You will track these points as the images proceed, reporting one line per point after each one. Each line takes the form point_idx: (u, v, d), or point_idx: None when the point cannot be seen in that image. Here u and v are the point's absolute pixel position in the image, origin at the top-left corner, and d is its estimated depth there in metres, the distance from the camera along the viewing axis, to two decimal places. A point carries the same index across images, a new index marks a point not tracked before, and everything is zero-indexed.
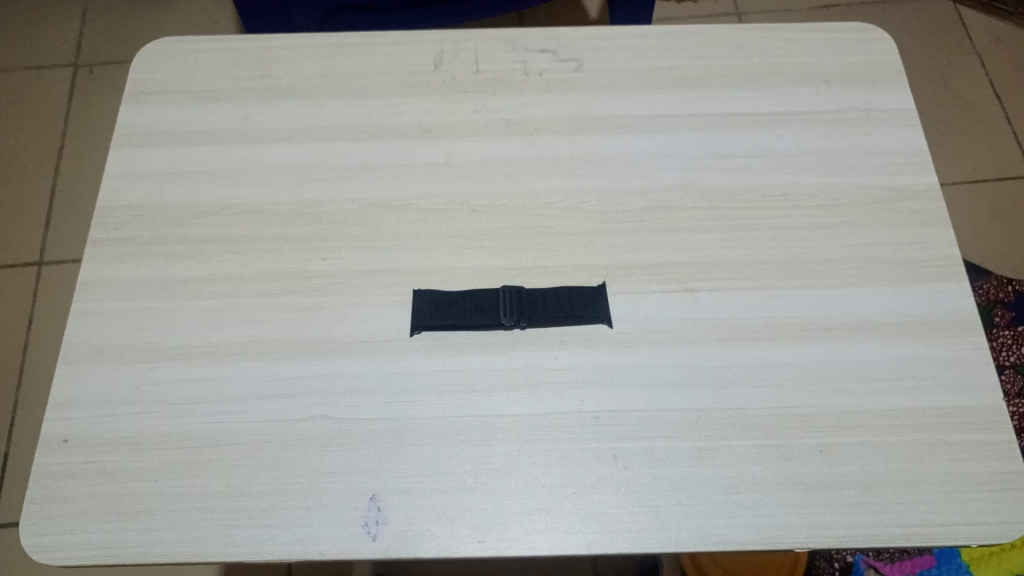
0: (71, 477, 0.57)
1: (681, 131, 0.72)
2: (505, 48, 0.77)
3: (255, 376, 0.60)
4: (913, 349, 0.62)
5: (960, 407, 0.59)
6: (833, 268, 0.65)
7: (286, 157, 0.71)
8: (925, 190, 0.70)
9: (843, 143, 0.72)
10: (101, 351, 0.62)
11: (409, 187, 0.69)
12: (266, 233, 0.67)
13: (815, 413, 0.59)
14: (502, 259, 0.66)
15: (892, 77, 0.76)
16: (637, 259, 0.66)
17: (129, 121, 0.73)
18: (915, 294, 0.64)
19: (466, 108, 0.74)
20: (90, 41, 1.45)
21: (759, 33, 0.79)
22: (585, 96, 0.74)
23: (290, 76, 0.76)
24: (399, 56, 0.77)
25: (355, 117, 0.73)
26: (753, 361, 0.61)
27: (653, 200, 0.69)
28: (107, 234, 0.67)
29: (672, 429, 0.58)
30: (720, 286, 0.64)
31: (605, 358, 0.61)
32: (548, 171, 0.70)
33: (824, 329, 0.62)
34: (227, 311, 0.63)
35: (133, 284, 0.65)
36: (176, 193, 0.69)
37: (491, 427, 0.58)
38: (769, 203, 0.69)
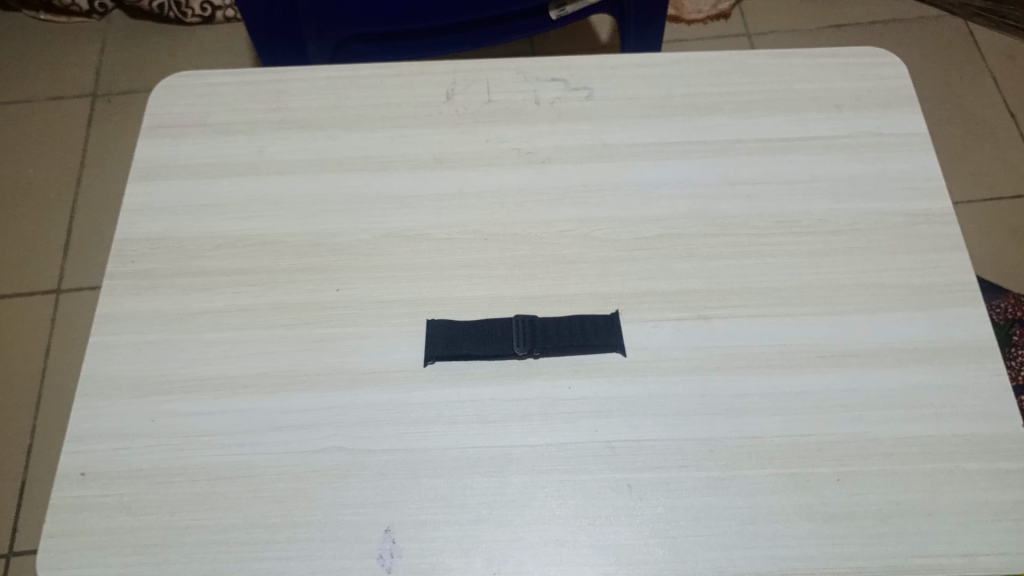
0: (88, 510, 0.57)
1: (693, 158, 0.72)
2: (516, 77, 0.78)
3: (270, 408, 0.61)
4: (930, 377, 0.61)
5: (980, 435, 0.59)
6: (848, 294, 0.65)
7: (300, 189, 0.72)
8: (939, 214, 0.69)
9: (855, 169, 0.72)
10: (118, 383, 0.62)
11: (423, 217, 0.70)
12: (281, 264, 0.68)
13: (833, 442, 0.58)
14: (515, 288, 0.66)
15: (903, 102, 0.76)
16: (650, 287, 0.66)
17: (145, 155, 0.74)
18: (932, 320, 0.64)
19: (477, 138, 0.74)
20: (109, 72, 1.48)
21: (770, 59, 0.79)
22: (596, 125, 0.75)
23: (303, 108, 0.77)
24: (411, 87, 0.78)
25: (368, 149, 0.74)
26: (769, 390, 0.61)
27: (666, 227, 0.69)
28: (124, 267, 0.68)
29: (688, 459, 0.58)
30: (734, 314, 0.64)
31: (619, 388, 0.61)
32: (559, 200, 0.71)
33: (840, 356, 0.62)
34: (243, 343, 0.64)
35: (150, 317, 0.66)
36: (193, 226, 0.70)
37: (505, 458, 0.58)
38: (782, 230, 0.68)
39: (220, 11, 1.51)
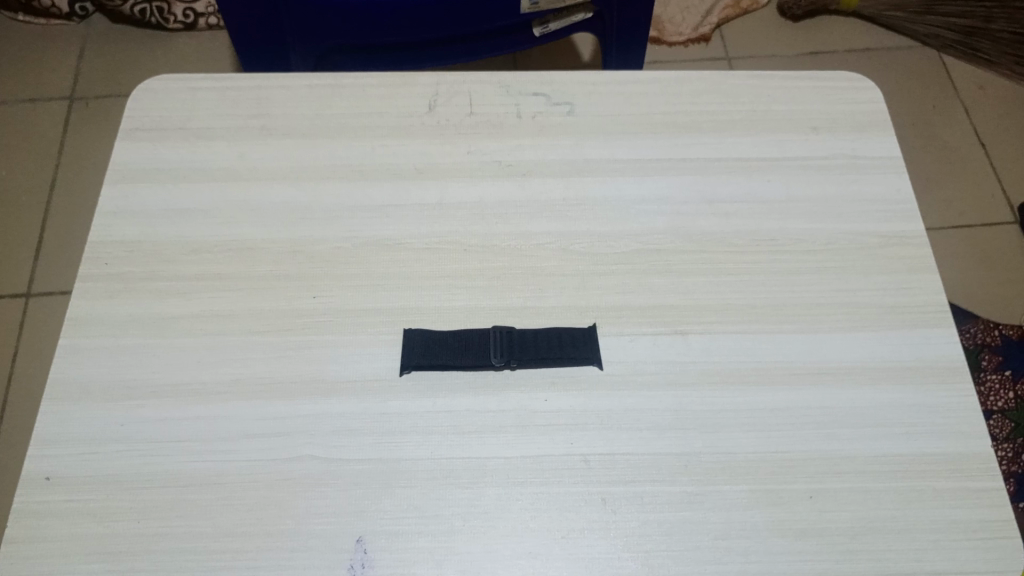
0: (53, 516, 0.56)
1: (673, 175, 0.73)
2: (498, 91, 0.78)
3: (243, 415, 0.60)
4: (902, 396, 0.62)
5: (949, 454, 0.59)
6: (822, 313, 0.66)
7: (279, 196, 0.71)
8: (911, 236, 0.70)
9: (830, 190, 0.73)
10: (88, 388, 0.61)
11: (403, 227, 0.70)
12: (258, 271, 0.67)
13: (806, 459, 0.59)
14: (494, 299, 0.66)
15: (878, 125, 0.77)
16: (628, 301, 0.66)
17: (123, 157, 0.74)
18: (904, 339, 0.64)
19: (459, 150, 0.74)
20: (88, 75, 1.46)
21: (749, 79, 0.80)
22: (577, 141, 0.75)
23: (285, 115, 0.76)
24: (394, 97, 0.78)
25: (350, 158, 0.74)
26: (743, 406, 0.61)
27: (645, 243, 0.69)
28: (98, 270, 0.67)
29: (663, 473, 0.58)
30: (711, 329, 0.65)
31: (595, 401, 0.61)
32: (540, 213, 0.71)
33: (814, 374, 0.63)
34: (218, 349, 0.63)
35: (123, 321, 0.65)
36: (170, 230, 0.69)
37: (480, 470, 0.58)
38: (758, 247, 0.69)
39: (204, 18, 1.51)
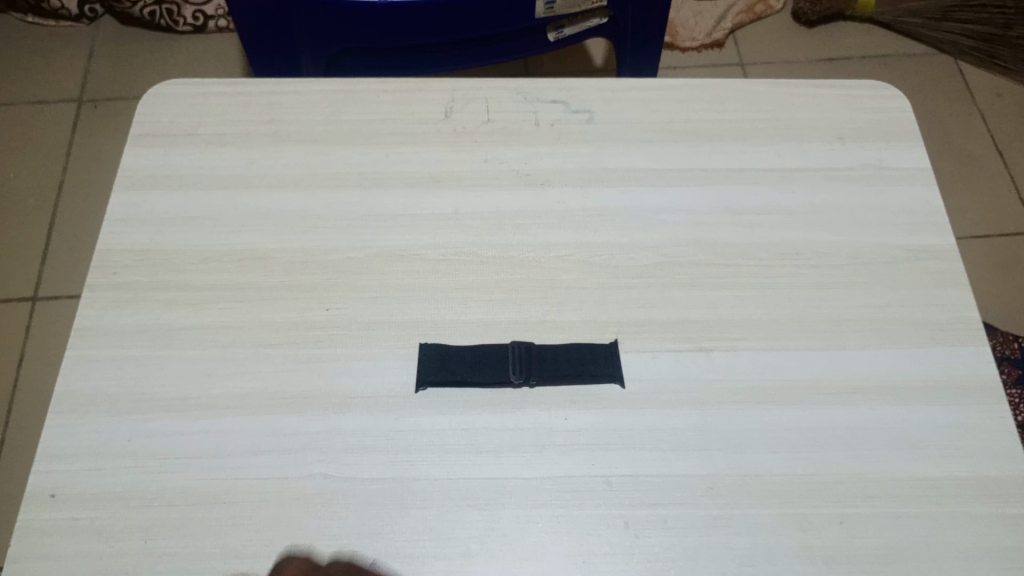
0: (57, 534, 0.54)
1: (694, 185, 0.71)
2: (514, 98, 0.76)
3: (254, 431, 0.58)
4: (934, 417, 0.60)
5: (983, 478, 0.57)
6: (849, 329, 0.64)
7: (291, 204, 0.70)
8: (941, 250, 0.68)
9: (857, 202, 0.71)
10: (94, 401, 0.60)
11: (418, 237, 0.68)
12: (269, 281, 0.66)
13: (834, 481, 0.57)
14: (512, 313, 0.64)
15: (905, 135, 0.75)
16: (649, 315, 0.64)
17: (131, 163, 0.72)
18: (935, 357, 0.62)
19: (475, 157, 0.73)
20: (97, 78, 1.45)
21: (772, 87, 0.78)
22: (596, 149, 0.73)
23: (297, 121, 0.75)
24: (408, 103, 0.76)
25: (364, 165, 0.72)
26: (768, 426, 0.59)
27: (666, 255, 0.67)
28: (106, 279, 0.66)
29: (687, 495, 0.56)
30: (735, 345, 0.63)
31: (616, 420, 0.59)
32: (558, 224, 0.69)
33: (842, 393, 0.60)
34: (228, 362, 0.62)
35: (131, 332, 0.63)
36: (179, 239, 0.68)
37: (497, 490, 0.56)
38: (783, 260, 0.67)
39: (213, 21, 1.50)
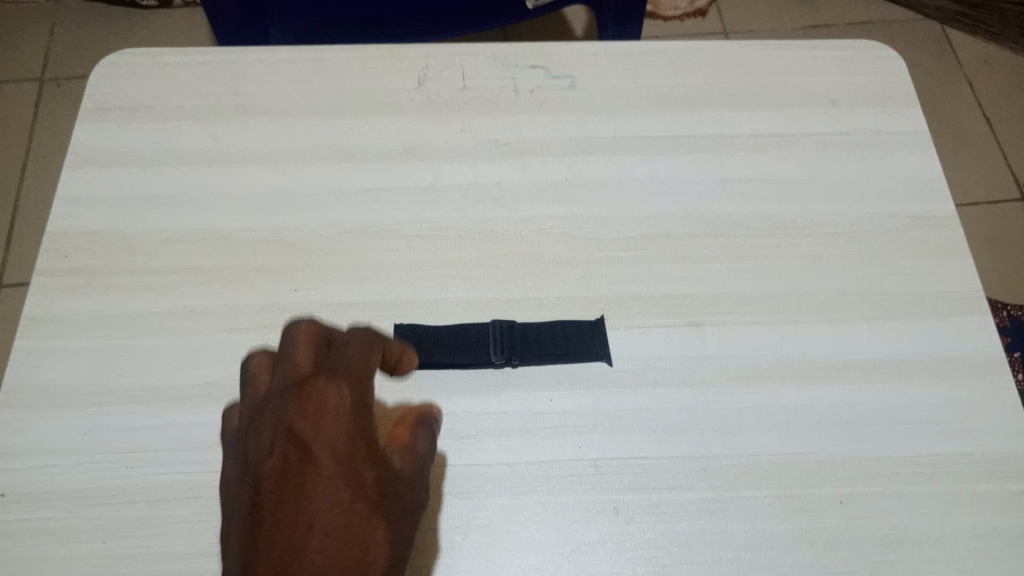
0: (9, 537, 0.51)
1: (683, 154, 0.68)
2: (492, 64, 0.72)
3: (220, 422, 0.55)
4: (936, 391, 0.57)
5: (987, 454, 0.55)
6: (847, 301, 0.61)
7: (257, 180, 0.66)
8: (940, 217, 0.66)
9: (853, 169, 0.67)
10: (48, 393, 0.56)
11: (392, 213, 0.64)
12: (234, 262, 0.62)
13: (834, 461, 0.54)
14: (493, 291, 0.61)
15: (902, 98, 0.72)
16: (637, 291, 0.61)
17: (84, 139, 0.67)
18: (936, 329, 0.60)
19: (451, 128, 0.69)
20: (58, 55, 1.39)
21: (762, 50, 0.74)
22: (579, 117, 0.70)
23: (262, 92, 0.70)
24: (380, 71, 0.72)
25: (334, 138, 0.68)
26: (764, 404, 0.56)
27: (654, 227, 0.64)
28: (58, 264, 0.61)
29: (680, 479, 0.53)
30: (728, 320, 0.60)
31: (604, 401, 0.56)
32: (540, 196, 0.65)
33: (841, 368, 0.58)
34: (191, 349, 0.58)
35: (86, 319, 0.59)
36: (138, 219, 0.63)
37: (479, 479, 0.53)
38: (776, 231, 0.64)
39: None
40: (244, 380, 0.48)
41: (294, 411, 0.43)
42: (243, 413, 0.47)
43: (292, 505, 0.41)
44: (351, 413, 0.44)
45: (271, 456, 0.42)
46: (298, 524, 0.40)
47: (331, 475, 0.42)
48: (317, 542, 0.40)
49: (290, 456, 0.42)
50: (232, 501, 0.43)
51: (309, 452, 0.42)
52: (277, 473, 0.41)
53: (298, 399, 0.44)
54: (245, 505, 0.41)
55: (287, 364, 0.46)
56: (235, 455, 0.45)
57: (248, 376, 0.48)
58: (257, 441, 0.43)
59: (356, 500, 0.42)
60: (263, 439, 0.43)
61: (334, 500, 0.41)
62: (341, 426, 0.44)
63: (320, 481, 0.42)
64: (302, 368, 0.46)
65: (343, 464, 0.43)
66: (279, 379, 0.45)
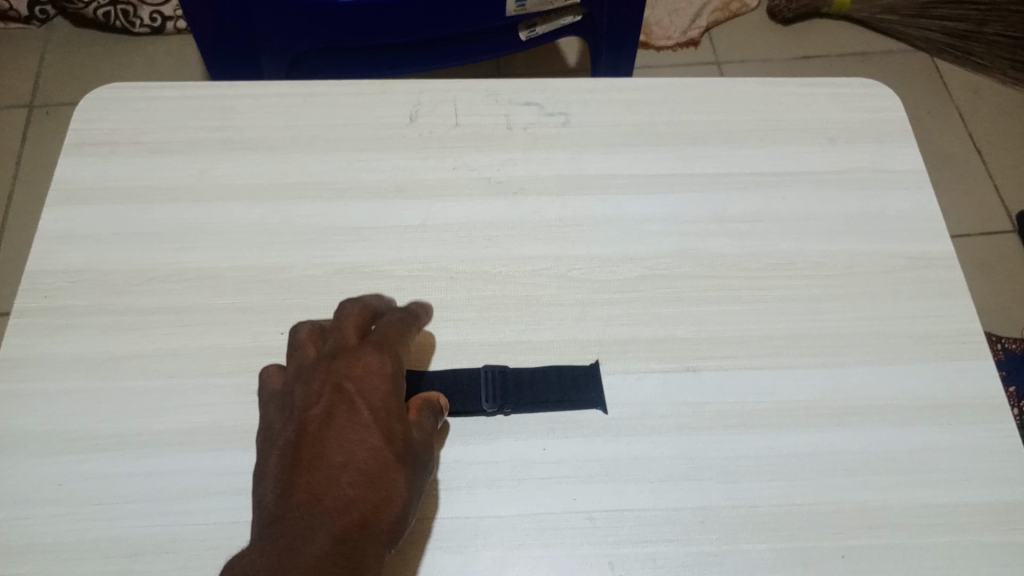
0: None
1: (679, 192, 0.67)
2: (486, 100, 0.71)
3: (201, 470, 0.53)
4: (940, 438, 0.56)
5: (994, 503, 0.53)
6: (847, 344, 0.60)
7: (244, 218, 0.64)
8: (939, 257, 0.65)
9: (851, 207, 0.67)
10: (22, 440, 0.54)
11: (383, 252, 0.63)
12: (220, 303, 0.60)
13: (835, 511, 0.53)
14: (485, 333, 0.59)
15: (899, 136, 0.71)
16: (633, 333, 0.60)
17: (68, 174, 0.66)
18: (938, 373, 0.58)
19: (444, 164, 0.67)
20: (47, 82, 1.38)
21: (758, 87, 0.73)
22: (574, 154, 0.69)
23: (251, 127, 0.69)
24: (371, 106, 0.71)
25: (323, 174, 0.67)
26: (764, 451, 0.55)
27: (650, 267, 0.63)
28: (38, 303, 0.59)
29: (677, 531, 0.52)
30: (725, 364, 0.58)
31: (600, 449, 0.54)
32: (534, 235, 0.64)
33: (841, 413, 0.56)
34: (173, 393, 0.56)
35: (65, 361, 0.57)
36: (121, 257, 0.62)
37: (471, 531, 0.51)
38: (774, 271, 0.63)
39: (171, 22, 1.43)
40: (291, 346, 0.52)
41: (343, 367, 0.48)
42: (288, 370, 0.51)
43: (325, 446, 0.44)
44: (390, 377, 0.49)
45: (317, 403, 0.47)
46: (327, 464, 0.44)
47: (363, 424, 0.46)
48: (342, 480, 0.43)
49: (332, 405, 0.46)
50: (273, 440, 0.47)
51: (349, 403, 0.47)
52: (318, 417, 0.46)
53: (349, 359, 0.49)
54: (286, 443, 0.46)
55: (339, 331, 0.52)
56: (281, 401, 0.50)
57: (296, 345, 0.52)
58: (305, 389, 0.48)
59: (381, 450, 0.45)
60: (312, 386, 0.48)
61: (362, 447, 0.45)
62: (381, 385, 0.48)
63: (352, 428, 0.45)
64: (350, 339, 0.51)
65: (376, 417, 0.46)
66: (330, 346, 0.51)
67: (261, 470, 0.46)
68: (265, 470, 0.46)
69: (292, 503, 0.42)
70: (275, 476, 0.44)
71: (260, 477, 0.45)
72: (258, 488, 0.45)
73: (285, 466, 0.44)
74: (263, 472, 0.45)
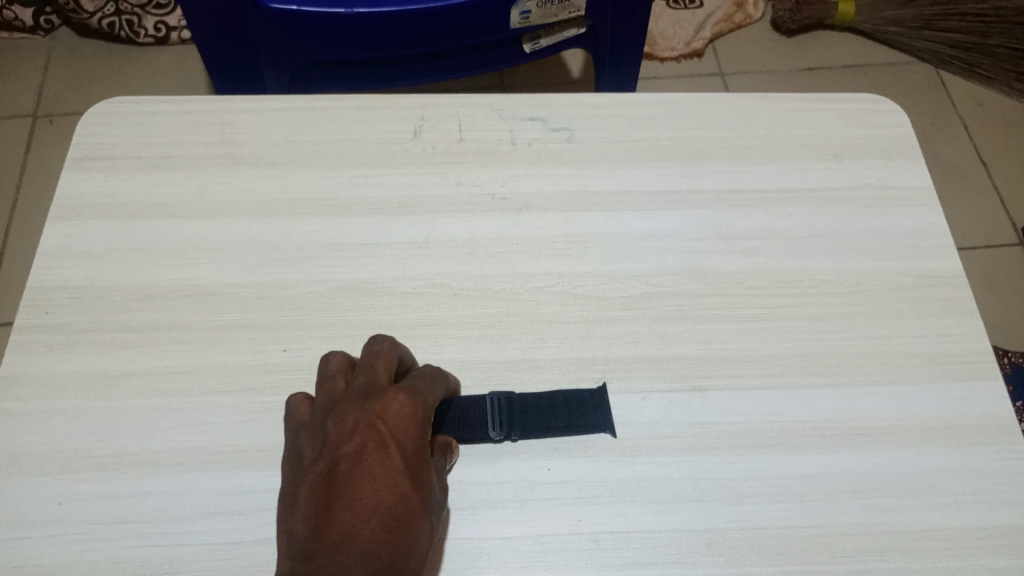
0: None
1: (683, 209, 0.66)
2: (489, 115, 0.71)
3: (200, 491, 0.52)
4: (949, 460, 0.55)
5: (1004, 526, 0.53)
6: (854, 364, 0.59)
7: (245, 234, 0.64)
8: (947, 275, 0.64)
9: (857, 224, 0.66)
10: (19, 459, 0.53)
11: (385, 268, 0.62)
12: (220, 320, 0.60)
13: (843, 534, 0.52)
14: (488, 352, 0.59)
15: (906, 152, 0.71)
16: (637, 352, 0.59)
17: (68, 189, 0.65)
18: (947, 393, 0.58)
19: (447, 180, 0.67)
20: (51, 92, 1.38)
21: (763, 102, 0.73)
22: (578, 170, 0.68)
23: (253, 141, 0.69)
24: (374, 121, 0.70)
25: (325, 190, 0.66)
26: (771, 473, 0.54)
27: (655, 285, 0.62)
28: (37, 319, 0.59)
29: (683, 554, 0.51)
30: (731, 384, 0.58)
31: (603, 470, 0.54)
32: (538, 252, 0.64)
33: (848, 434, 0.56)
34: (172, 412, 0.55)
35: (64, 379, 0.57)
36: (121, 274, 0.61)
37: (474, 553, 0.50)
38: (780, 289, 0.62)
39: (175, 32, 1.43)
40: (322, 376, 0.49)
41: (375, 408, 0.45)
42: (317, 403, 0.48)
43: (359, 485, 0.41)
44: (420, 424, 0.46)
45: (348, 441, 0.43)
46: (359, 505, 0.40)
47: (396, 469, 0.42)
48: (377, 523, 0.39)
49: (365, 444, 0.43)
50: (299, 474, 0.43)
51: (383, 445, 0.43)
52: (350, 455, 0.42)
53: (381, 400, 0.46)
54: (315, 479, 0.42)
55: (369, 368, 0.49)
56: (308, 434, 0.46)
57: (326, 375, 0.50)
58: (336, 424, 0.44)
59: (415, 498, 0.42)
60: (344, 422, 0.45)
61: (394, 493, 0.41)
62: (412, 432, 0.45)
63: (385, 472, 0.42)
64: (382, 377, 0.49)
65: (408, 463, 0.43)
66: (361, 384, 0.48)
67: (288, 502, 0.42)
68: (292, 504, 0.42)
69: (325, 542, 0.38)
70: (304, 511, 0.40)
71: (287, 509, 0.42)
72: (284, 521, 0.42)
73: (313, 503, 0.40)
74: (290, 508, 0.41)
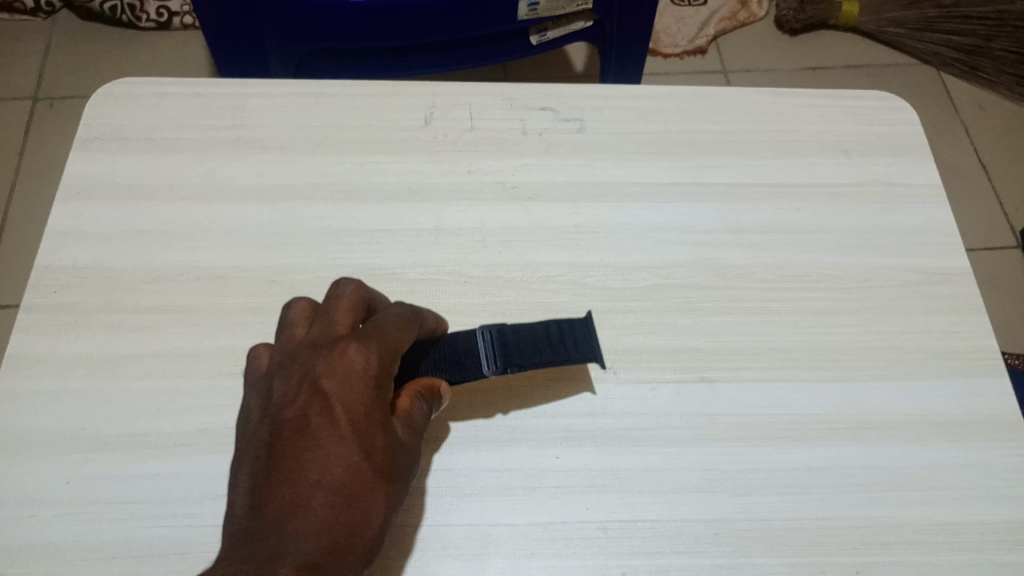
0: None
1: (692, 202, 0.66)
2: (500, 104, 0.71)
3: (209, 473, 0.52)
4: (954, 455, 0.55)
5: (1007, 522, 0.53)
6: (861, 359, 0.59)
7: (254, 218, 0.63)
8: (954, 273, 0.64)
9: (865, 220, 0.66)
10: (27, 439, 0.53)
11: (395, 255, 0.62)
12: (228, 303, 0.59)
13: (848, 527, 0.52)
14: None
15: (914, 150, 0.71)
16: (646, 342, 0.59)
17: (76, 169, 0.65)
18: (953, 389, 0.58)
19: (458, 168, 0.67)
20: (52, 75, 1.37)
21: (773, 97, 0.73)
22: (588, 161, 0.68)
23: (263, 125, 0.68)
24: (385, 108, 0.70)
25: (335, 175, 0.66)
26: (778, 465, 0.54)
27: (664, 277, 0.62)
28: (44, 299, 0.59)
29: (690, 543, 0.51)
30: (739, 376, 0.58)
31: (612, 459, 0.54)
32: (548, 242, 0.64)
33: (855, 428, 0.56)
34: (180, 394, 0.55)
35: (71, 359, 0.56)
36: (129, 256, 0.61)
37: (483, 540, 0.50)
38: (788, 283, 0.63)
39: (178, 17, 1.43)
40: (284, 322, 0.49)
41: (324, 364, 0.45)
42: (276, 354, 0.48)
43: (301, 456, 0.41)
44: (375, 378, 0.45)
45: (292, 404, 0.44)
46: (299, 480, 0.41)
47: (341, 435, 0.42)
48: (317, 498, 0.40)
49: (308, 408, 0.43)
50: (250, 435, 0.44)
51: (328, 408, 0.43)
52: (293, 420, 0.43)
53: (330, 354, 0.45)
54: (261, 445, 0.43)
55: (329, 317, 0.48)
56: (260, 387, 0.47)
57: (287, 323, 0.49)
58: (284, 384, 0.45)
59: (361, 466, 0.42)
60: (290, 382, 0.45)
61: (339, 464, 0.42)
62: (364, 390, 0.44)
63: (330, 441, 0.42)
64: (342, 325, 0.48)
65: (356, 426, 0.43)
66: (318, 334, 0.47)
67: (239, 468, 0.44)
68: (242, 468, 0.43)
69: (266, 517, 0.40)
70: (249, 481, 0.42)
71: (237, 476, 0.43)
72: (235, 485, 0.43)
73: (259, 470, 0.42)
74: (240, 474, 0.43)
